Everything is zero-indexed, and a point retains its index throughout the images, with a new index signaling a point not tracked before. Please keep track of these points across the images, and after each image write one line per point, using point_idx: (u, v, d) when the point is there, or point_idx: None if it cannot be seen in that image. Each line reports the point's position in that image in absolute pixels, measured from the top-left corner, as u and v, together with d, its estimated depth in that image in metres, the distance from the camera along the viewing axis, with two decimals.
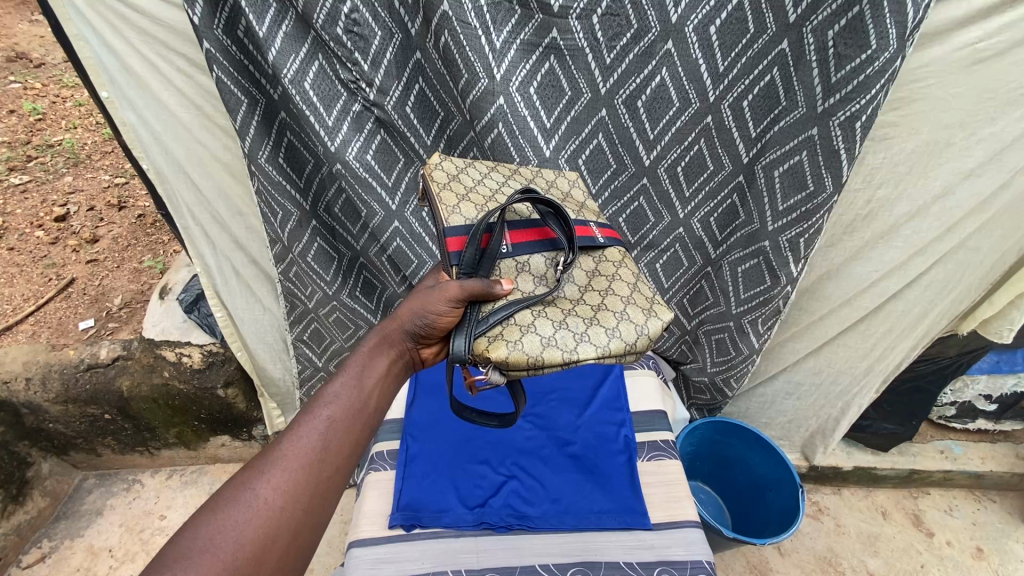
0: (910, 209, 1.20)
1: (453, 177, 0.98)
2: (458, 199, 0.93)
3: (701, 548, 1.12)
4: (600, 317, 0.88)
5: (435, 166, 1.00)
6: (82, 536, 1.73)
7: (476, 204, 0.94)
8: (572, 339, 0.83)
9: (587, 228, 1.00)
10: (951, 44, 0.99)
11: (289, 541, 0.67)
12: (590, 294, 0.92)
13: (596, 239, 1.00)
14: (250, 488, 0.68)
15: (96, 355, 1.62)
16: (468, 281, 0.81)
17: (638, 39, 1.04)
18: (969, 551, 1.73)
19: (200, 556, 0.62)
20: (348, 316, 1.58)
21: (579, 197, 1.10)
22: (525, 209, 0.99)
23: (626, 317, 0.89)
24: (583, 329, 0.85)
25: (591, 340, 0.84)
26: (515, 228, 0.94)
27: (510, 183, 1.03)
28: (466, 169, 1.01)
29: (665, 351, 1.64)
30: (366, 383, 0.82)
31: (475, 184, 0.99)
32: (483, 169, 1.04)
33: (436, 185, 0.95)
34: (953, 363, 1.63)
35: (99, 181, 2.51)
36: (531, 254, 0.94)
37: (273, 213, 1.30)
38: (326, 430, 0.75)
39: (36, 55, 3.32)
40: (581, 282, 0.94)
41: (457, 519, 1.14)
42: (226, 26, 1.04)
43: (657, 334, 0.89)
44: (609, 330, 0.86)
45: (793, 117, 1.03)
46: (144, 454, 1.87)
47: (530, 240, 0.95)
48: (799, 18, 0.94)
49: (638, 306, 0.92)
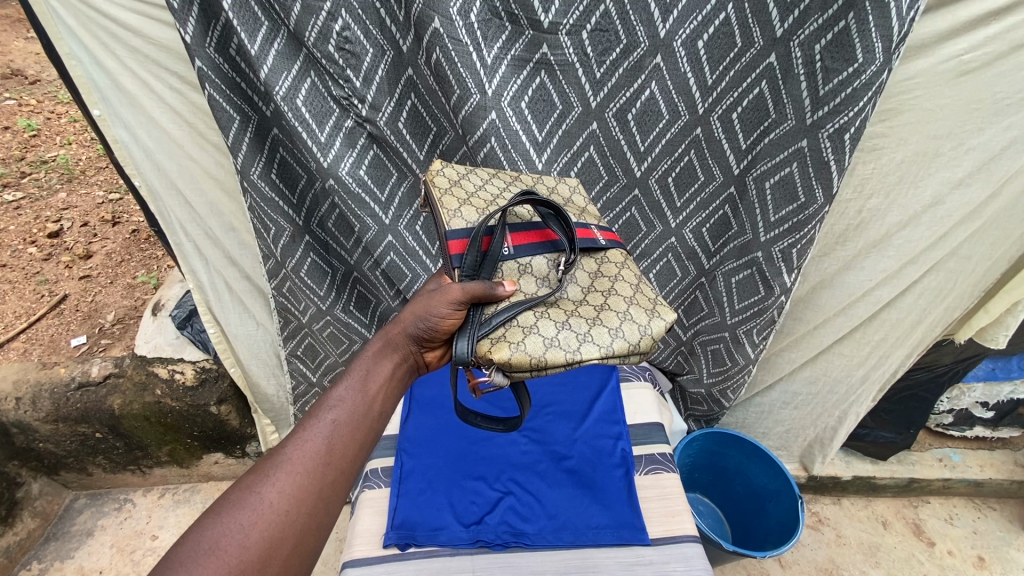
0: (902, 217, 1.21)
1: (455, 181, 0.99)
2: (460, 202, 0.94)
3: (700, 563, 1.11)
4: (603, 317, 0.87)
5: (436, 173, 1.00)
6: (72, 558, 1.69)
7: (478, 207, 0.94)
8: (574, 339, 0.83)
9: (589, 231, 1.01)
10: (936, 56, 1.00)
11: (294, 544, 0.66)
12: (594, 295, 0.92)
13: (598, 240, 1.01)
14: (256, 491, 0.66)
15: (87, 372, 1.60)
16: (471, 283, 0.81)
17: (627, 54, 1.05)
18: (970, 560, 1.72)
19: (206, 559, 0.61)
20: (342, 331, 1.57)
21: (579, 202, 1.09)
22: (526, 212, 0.99)
23: (629, 318, 0.88)
24: (586, 330, 0.85)
25: (595, 340, 0.83)
26: (516, 231, 0.95)
27: (510, 189, 1.03)
28: (468, 175, 1.02)
29: (662, 363, 1.63)
30: (370, 385, 0.81)
31: (476, 189, 0.99)
32: (484, 175, 1.04)
33: (438, 190, 0.96)
34: (949, 371, 1.64)
35: (93, 198, 2.51)
36: (533, 256, 0.94)
37: (265, 229, 1.30)
38: (332, 434, 0.74)
39: (31, 71, 3.33)
40: (584, 283, 0.94)
41: (452, 537, 1.12)
42: (218, 44, 1.04)
43: (659, 331, 0.88)
44: (612, 331, 0.86)
45: (782, 129, 1.04)
46: (136, 473, 1.84)
47: (532, 242, 0.95)
48: (785, 32, 0.95)
49: (642, 306, 0.91)
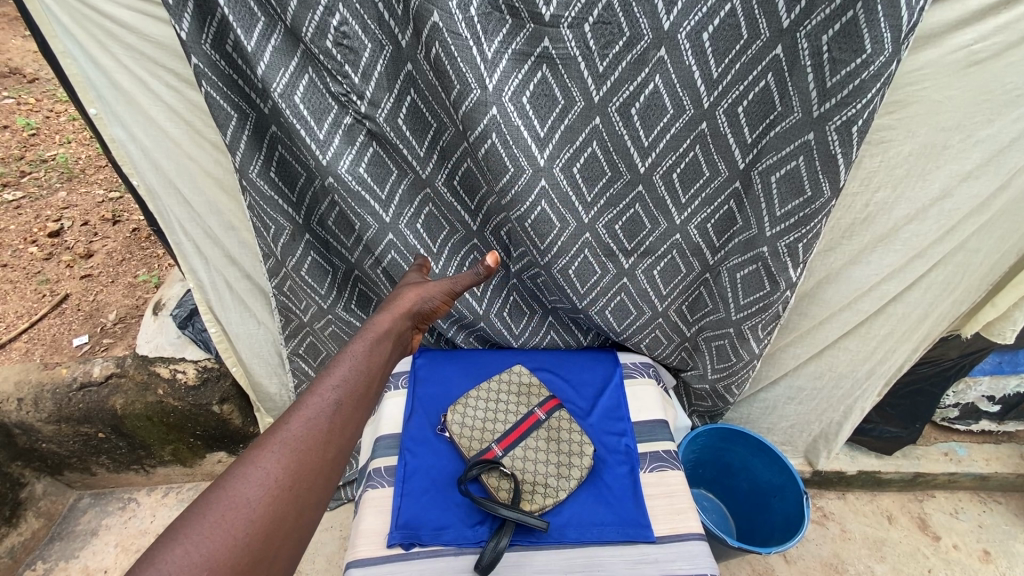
0: (909, 211, 1.19)
1: (464, 417, 1.29)
2: (470, 440, 1.26)
3: (706, 561, 1.10)
4: (563, 466, 1.22)
5: (453, 419, 1.29)
6: (77, 557, 1.70)
7: (475, 441, 1.26)
8: (552, 487, 1.19)
9: (534, 415, 1.30)
10: (946, 46, 0.98)
11: (296, 518, 0.64)
12: (554, 445, 1.26)
13: (542, 419, 1.30)
14: (260, 465, 0.65)
15: (89, 372, 1.60)
16: (461, 276, 1.08)
17: (630, 47, 1.02)
18: (976, 554, 1.71)
19: (211, 531, 0.58)
20: (343, 330, 1.57)
21: (525, 379, 1.39)
22: (512, 416, 1.31)
23: (574, 458, 1.23)
24: (556, 477, 1.20)
25: (562, 483, 1.19)
26: (503, 435, 1.26)
27: (498, 385, 1.37)
28: (470, 407, 1.31)
29: (664, 360, 1.59)
30: (370, 368, 0.84)
31: (475, 418, 1.30)
32: (474, 393, 1.35)
33: (454, 421, 1.29)
34: (955, 365, 1.62)
35: (93, 196, 2.50)
36: (522, 445, 1.25)
37: (265, 227, 1.29)
38: (336, 410, 0.75)
39: (30, 69, 3.32)
40: (550, 444, 1.26)
41: (457, 536, 1.11)
42: (214, 41, 1.03)
43: (592, 450, 1.26)
44: (566, 471, 1.21)
45: (788, 122, 1.03)
46: (139, 472, 1.84)
47: (517, 438, 1.26)
48: (793, 22, 0.93)
49: (570, 444, 1.26)
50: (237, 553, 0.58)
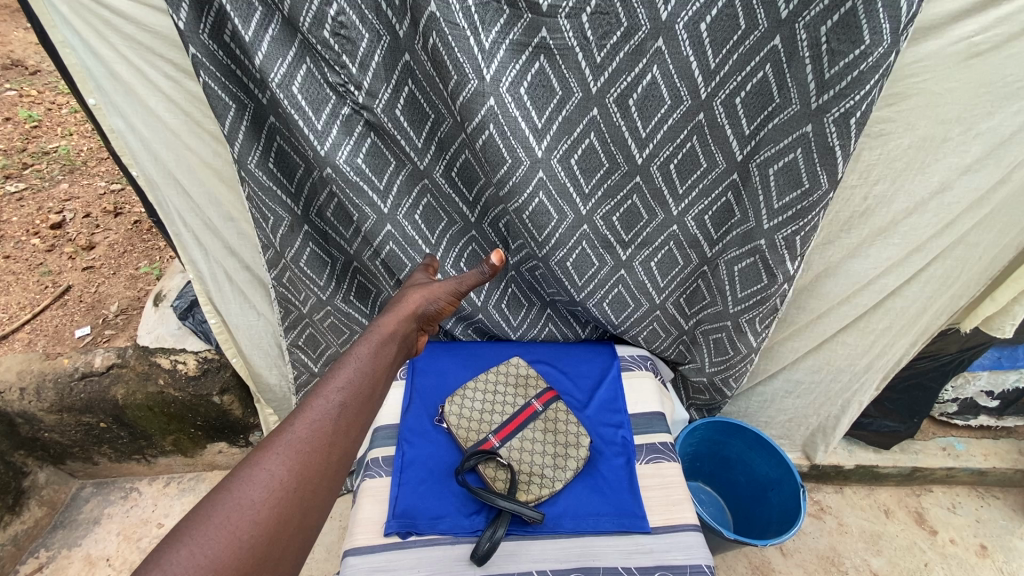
0: (909, 204, 1.19)
1: (462, 409, 1.30)
2: (468, 432, 1.27)
3: (700, 551, 1.11)
4: (560, 457, 1.23)
5: (450, 412, 1.30)
6: (80, 545, 1.71)
7: (472, 432, 1.27)
8: (548, 478, 1.20)
9: (531, 407, 1.31)
10: (947, 38, 0.97)
11: (300, 520, 0.65)
12: (551, 436, 1.26)
13: (538, 410, 1.30)
14: (265, 468, 0.65)
15: (90, 363, 1.61)
16: (466, 275, 1.10)
17: (628, 37, 1.01)
18: (973, 549, 1.72)
19: (216, 534, 0.59)
20: (342, 321, 1.58)
21: (523, 371, 1.39)
22: (508, 407, 1.32)
23: (570, 449, 1.24)
24: (553, 468, 1.21)
25: (558, 474, 1.20)
26: (500, 427, 1.28)
27: (495, 376, 1.38)
28: (467, 399, 1.33)
29: (662, 352, 1.59)
30: (375, 370, 0.85)
31: (473, 410, 1.31)
32: (472, 386, 1.35)
33: (452, 414, 1.30)
34: (954, 360, 1.62)
35: (95, 188, 2.50)
36: (519, 436, 1.26)
37: (264, 218, 1.30)
38: (340, 412, 0.75)
39: (31, 61, 3.32)
40: (547, 435, 1.27)
41: (454, 525, 1.12)
42: (212, 30, 1.03)
43: (588, 440, 1.27)
44: (563, 461, 1.22)
45: (787, 114, 1.02)
46: (141, 461, 1.86)
47: (513, 429, 1.28)
48: (791, 13, 0.92)
49: (567, 436, 1.27)
50: (242, 554, 0.59)
